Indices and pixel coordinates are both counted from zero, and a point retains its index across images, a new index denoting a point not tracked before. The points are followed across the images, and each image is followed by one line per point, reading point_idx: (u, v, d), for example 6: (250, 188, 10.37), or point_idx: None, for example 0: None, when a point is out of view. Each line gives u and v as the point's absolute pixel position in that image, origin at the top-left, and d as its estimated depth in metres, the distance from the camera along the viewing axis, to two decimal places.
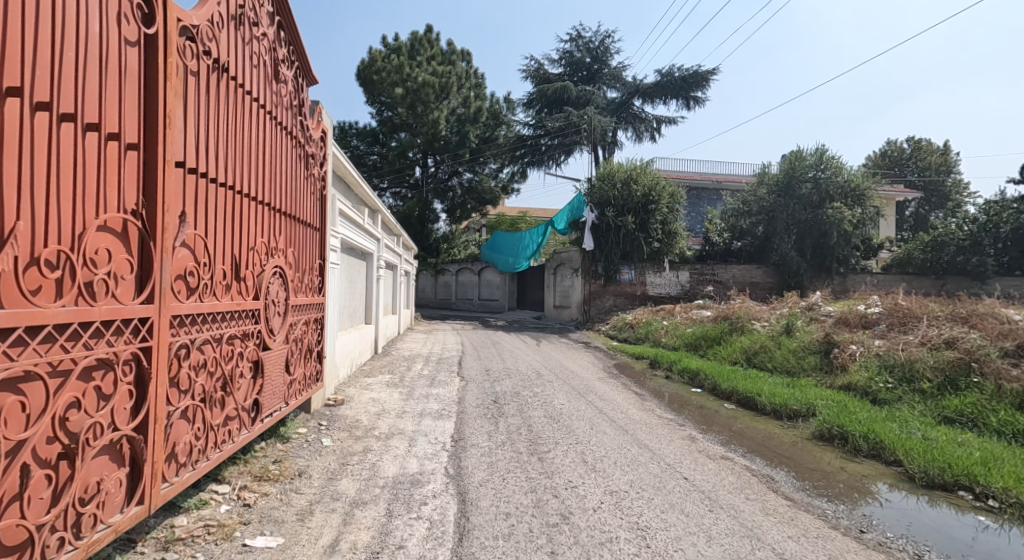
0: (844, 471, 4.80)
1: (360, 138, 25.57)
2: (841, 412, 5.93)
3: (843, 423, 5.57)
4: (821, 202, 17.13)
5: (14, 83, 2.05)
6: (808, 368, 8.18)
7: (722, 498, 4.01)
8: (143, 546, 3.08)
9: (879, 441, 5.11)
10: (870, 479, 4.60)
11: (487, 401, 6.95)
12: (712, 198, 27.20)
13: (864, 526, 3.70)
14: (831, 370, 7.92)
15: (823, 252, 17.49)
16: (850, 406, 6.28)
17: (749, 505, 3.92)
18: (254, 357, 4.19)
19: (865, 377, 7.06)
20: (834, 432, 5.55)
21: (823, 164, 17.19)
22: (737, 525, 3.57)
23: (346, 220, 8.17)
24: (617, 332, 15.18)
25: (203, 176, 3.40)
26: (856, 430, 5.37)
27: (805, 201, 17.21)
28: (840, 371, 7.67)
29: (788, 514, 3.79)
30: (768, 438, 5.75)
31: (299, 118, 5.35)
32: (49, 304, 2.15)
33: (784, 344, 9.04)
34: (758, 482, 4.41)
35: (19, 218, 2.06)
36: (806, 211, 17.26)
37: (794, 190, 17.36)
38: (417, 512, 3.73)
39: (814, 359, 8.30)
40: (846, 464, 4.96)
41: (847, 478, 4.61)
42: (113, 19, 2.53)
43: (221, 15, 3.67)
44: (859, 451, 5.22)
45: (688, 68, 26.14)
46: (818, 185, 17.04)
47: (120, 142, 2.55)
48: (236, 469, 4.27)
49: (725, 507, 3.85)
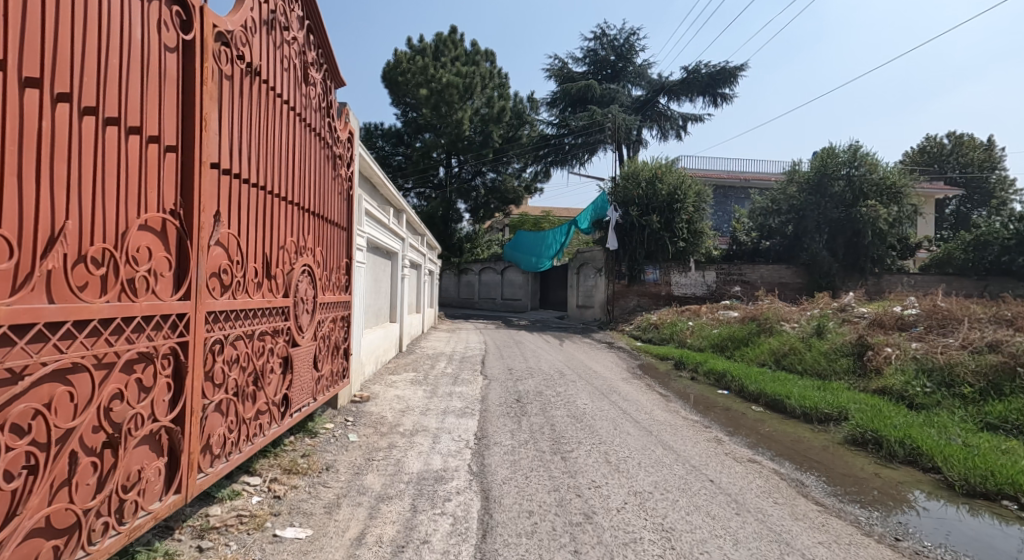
0: (878, 477, 4.73)
1: (385, 139, 25.92)
2: (875, 416, 5.84)
3: (877, 428, 5.50)
4: (854, 200, 16.81)
5: (65, 89, 2.14)
6: (840, 371, 8.05)
7: (750, 502, 3.99)
8: (180, 533, 3.20)
9: (916, 447, 5.02)
10: (906, 487, 4.53)
11: (510, 400, 7.00)
12: (740, 197, 26.86)
13: (899, 534, 3.65)
14: (865, 374, 7.78)
15: (856, 252, 17.14)
16: (884, 410, 6.18)
17: (777, 509, 3.90)
18: (284, 353, 4.31)
19: (901, 381, 6.93)
20: (868, 436, 5.48)
21: (857, 161, 16.85)
22: (764, 529, 3.55)
23: (372, 220, 8.32)
24: (641, 332, 15.12)
25: (236, 176, 3.51)
26: (891, 435, 5.29)
27: (837, 199, 16.90)
28: (874, 375, 7.55)
29: (818, 520, 3.76)
30: (797, 441, 5.70)
31: (327, 119, 5.46)
32: (94, 300, 2.23)
33: (816, 346, 8.91)
34: (787, 486, 4.38)
35: (68, 218, 2.15)
36: (838, 210, 16.93)
37: (825, 188, 17.04)
38: (442, 508, 3.79)
39: (847, 362, 8.16)
40: (880, 470, 4.89)
41: (881, 485, 4.54)
42: (153, 27, 2.64)
43: (254, 20, 3.78)
44: (894, 456, 5.14)
45: (715, 65, 25.88)
46: (852, 182, 16.74)
47: (159, 145, 2.66)
48: (267, 462, 4.40)
49: (753, 511, 3.83)
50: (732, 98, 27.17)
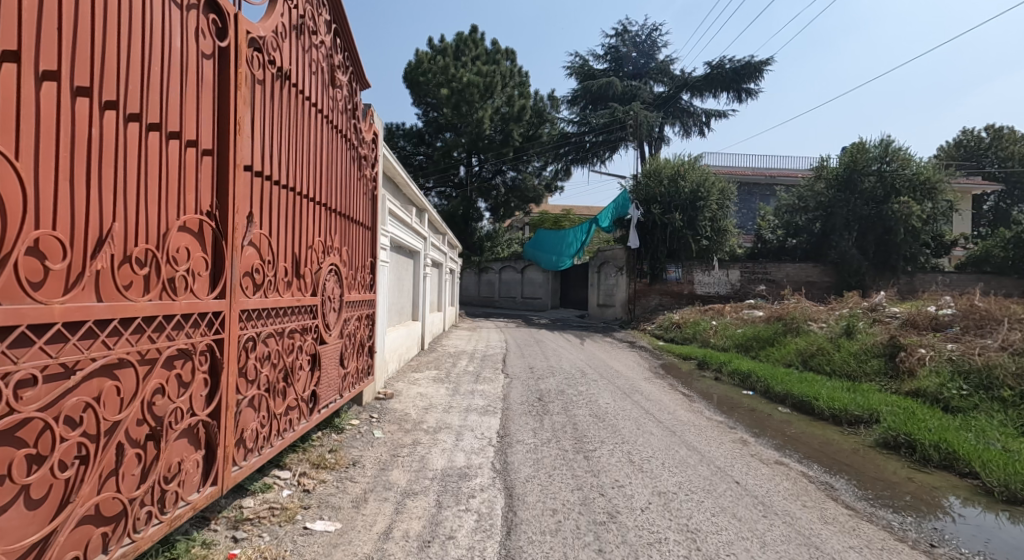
0: (912, 482, 4.67)
1: (406, 139, 26.13)
2: (908, 419, 5.74)
3: (910, 431, 5.41)
4: (885, 197, 16.50)
5: (112, 97, 2.23)
6: (871, 372, 7.94)
7: (777, 504, 3.98)
8: (216, 523, 3.32)
9: (952, 452, 4.95)
10: (941, 492, 4.46)
11: (532, 399, 7.05)
12: (765, 193, 26.48)
13: (934, 540, 3.61)
14: (897, 375, 7.67)
15: (887, 250, 16.79)
16: (918, 413, 6.05)
17: (806, 513, 3.88)
18: (313, 350, 4.42)
19: (936, 383, 6.82)
20: (900, 440, 5.40)
21: (888, 156, 16.56)
22: (793, 532, 3.55)
23: (395, 219, 8.42)
24: (663, 332, 15.00)
25: (268, 178, 3.61)
26: (925, 439, 5.21)
27: (867, 195, 16.61)
28: (907, 377, 7.43)
29: (849, 524, 3.73)
30: (826, 444, 5.64)
31: (353, 121, 5.56)
32: (139, 298, 2.32)
33: (845, 346, 8.79)
34: (817, 489, 4.35)
35: (115, 220, 2.24)
36: (868, 207, 16.64)
37: (855, 184, 16.76)
38: (466, 504, 3.85)
39: (877, 363, 8.05)
40: (913, 475, 4.82)
41: (915, 490, 4.47)
42: (191, 36, 2.73)
43: (285, 25, 3.88)
44: (929, 461, 5.06)
45: (739, 60, 25.58)
46: (883, 178, 16.43)
47: (196, 149, 2.76)
48: (296, 456, 4.51)
49: (780, 514, 3.82)
50: (757, 93, 26.81)
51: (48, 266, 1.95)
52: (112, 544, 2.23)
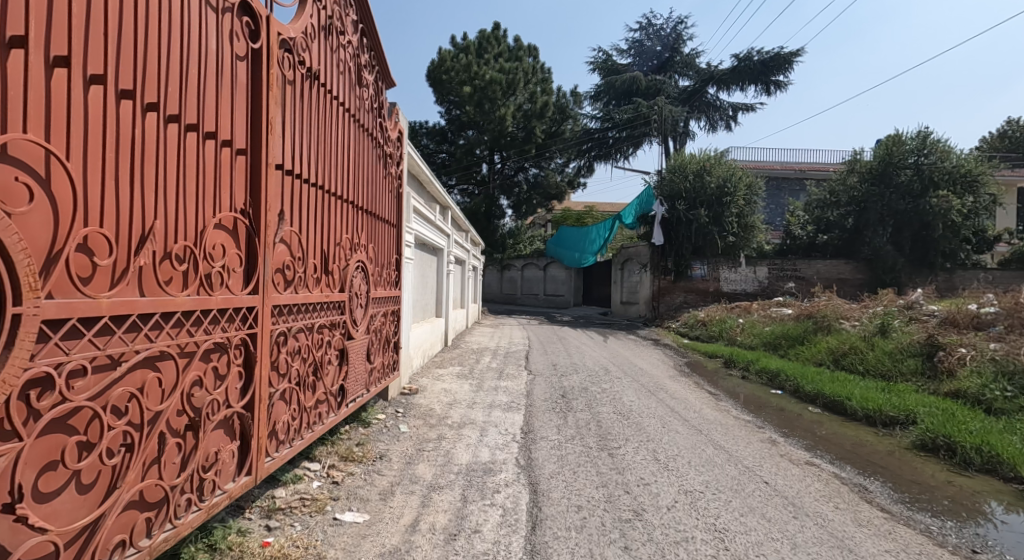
0: (951, 486, 4.58)
1: (429, 138, 26.40)
2: (947, 421, 5.62)
3: (950, 433, 5.31)
4: (923, 190, 16.01)
5: (153, 99, 2.31)
6: (907, 372, 7.77)
7: (808, 505, 3.95)
8: (250, 512, 3.42)
9: (995, 455, 4.84)
10: (983, 497, 4.36)
11: (555, 396, 7.07)
12: (794, 188, 26.04)
13: (976, 546, 3.54)
14: (935, 375, 7.50)
15: (924, 247, 16.37)
16: (957, 414, 5.92)
17: (839, 515, 3.83)
18: (341, 345, 4.50)
19: (977, 384, 6.65)
20: (939, 442, 5.31)
21: (926, 149, 16.17)
22: (825, 534, 3.52)
23: (420, 216, 8.52)
24: (688, 330, 14.90)
25: (298, 177, 3.69)
26: (966, 442, 5.10)
27: (904, 189, 16.13)
28: (946, 378, 7.26)
29: (884, 527, 3.68)
30: (861, 445, 5.56)
31: (379, 119, 5.63)
32: (178, 294, 2.41)
33: (879, 346, 8.62)
34: (849, 491, 4.30)
35: (156, 218, 2.32)
36: (904, 201, 16.18)
37: (890, 178, 16.33)
38: (491, 499, 3.90)
39: (914, 363, 7.87)
40: (953, 478, 4.73)
41: (954, 494, 4.39)
42: (226, 38, 2.81)
43: (314, 26, 3.96)
44: (970, 464, 4.96)
45: (768, 52, 25.07)
46: (920, 171, 15.97)
47: (231, 149, 2.84)
48: (325, 449, 4.61)
49: (812, 515, 3.79)
50: (786, 86, 26.33)
51: (96, 262, 2.03)
52: (155, 529, 2.33)
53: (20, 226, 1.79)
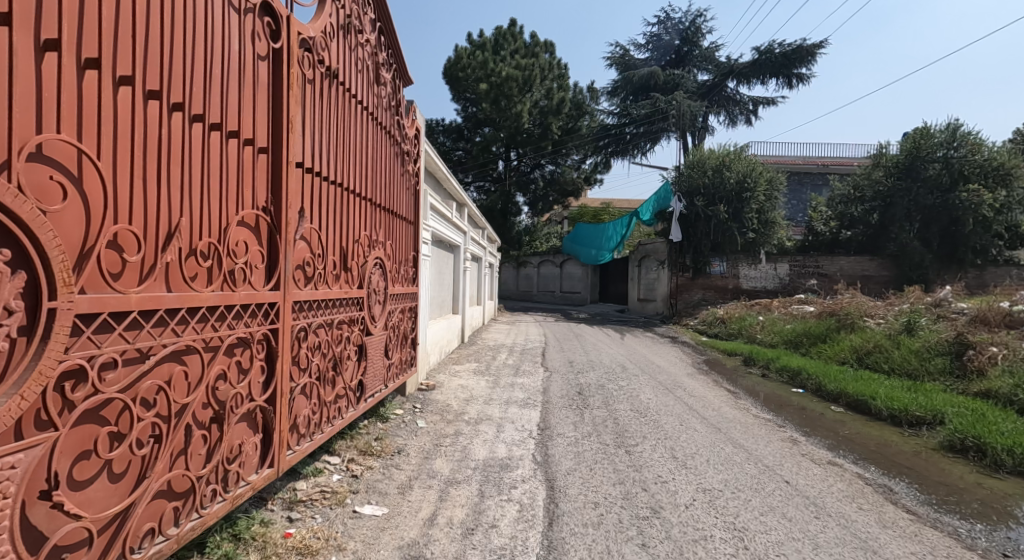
0: (981, 488, 4.51)
1: (446, 135, 26.57)
2: (977, 421, 5.53)
3: (980, 434, 5.22)
4: (952, 184, 15.60)
5: (179, 99, 2.37)
6: (935, 371, 7.65)
7: (830, 505, 3.92)
8: (272, 504, 3.49)
9: None
10: (1014, 500, 4.28)
11: (572, 393, 7.07)
12: (817, 183, 25.69)
13: (1007, 550, 3.49)
14: (964, 375, 7.37)
15: (953, 242, 16.05)
16: (987, 415, 5.81)
17: (863, 516, 3.79)
18: (359, 341, 4.56)
19: (1008, 384, 6.51)
20: (969, 443, 5.22)
21: (956, 142, 15.62)
22: (848, 535, 3.49)
23: (437, 213, 8.57)
24: (707, 327, 14.78)
25: (318, 174, 3.74)
26: (997, 443, 5.00)
27: (932, 183, 15.69)
28: (975, 377, 7.14)
29: (910, 529, 3.64)
30: (885, 445, 5.50)
31: (396, 117, 5.67)
32: (203, 289, 2.47)
33: (905, 345, 8.49)
34: (874, 492, 4.25)
35: (183, 215, 2.38)
36: (932, 196, 15.82)
37: (918, 172, 15.88)
38: (508, 495, 3.93)
39: (942, 362, 7.74)
40: (983, 481, 4.65)
41: (984, 497, 4.31)
42: (248, 39, 2.86)
43: (333, 25, 4.00)
44: (1001, 466, 4.87)
45: (790, 44, 24.69)
46: (949, 164, 15.49)
47: (253, 147, 2.89)
48: (345, 443, 4.68)
49: (834, 515, 3.76)
50: (809, 78, 25.95)
51: (125, 258, 2.08)
52: (182, 518, 2.40)
53: (54, 223, 1.85)
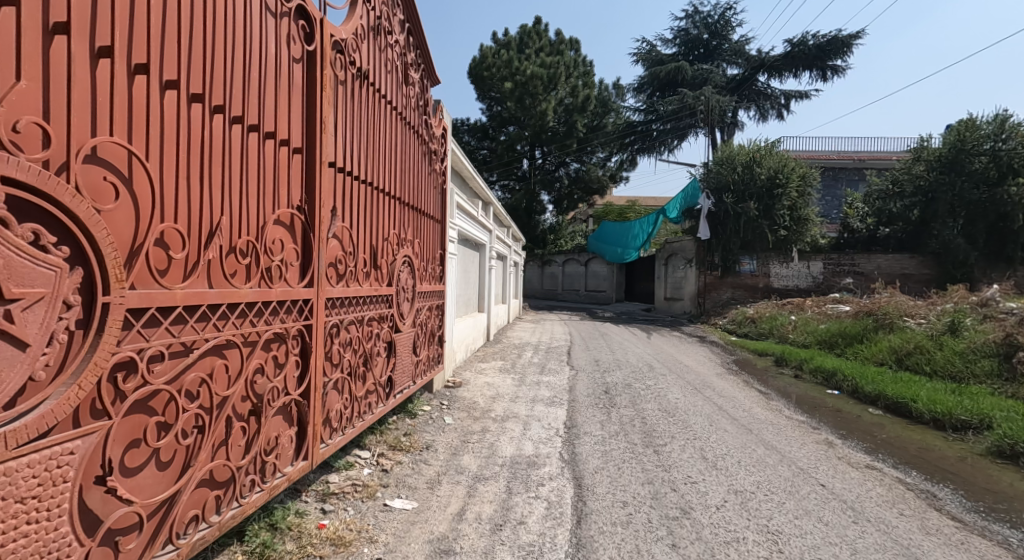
0: None
1: (471, 134, 26.78)
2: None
3: None
4: (1000, 178, 14.96)
5: (220, 102, 2.45)
6: (981, 374, 7.43)
7: (869, 510, 3.85)
8: (306, 495, 3.58)
9: None
10: None
11: (599, 392, 7.06)
12: (853, 178, 25.10)
13: None
14: (1013, 378, 7.14)
15: (1001, 239, 15.41)
16: None
17: (904, 522, 3.72)
18: (389, 338, 4.64)
19: None
20: (1019, 450, 5.06)
21: (1005, 133, 14.90)
22: (888, 541, 3.43)
23: (463, 212, 8.66)
24: (736, 327, 14.57)
25: (349, 174, 3.81)
26: None
27: (978, 177, 15.11)
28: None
29: (955, 537, 3.56)
30: (927, 450, 5.37)
31: (424, 116, 5.74)
32: (242, 286, 2.55)
33: (948, 346, 8.28)
34: (916, 498, 4.16)
35: (224, 214, 2.46)
36: (978, 190, 15.14)
37: (962, 165, 15.26)
38: (536, 492, 3.95)
39: (989, 364, 7.53)
40: None
41: None
42: (284, 42, 2.94)
43: (363, 27, 4.07)
44: None
45: (824, 36, 24.16)
46: (997, 157, 14.88)
47: (289, 148, 2.97)
48: (374, 438, 4.76)
49: (873, 520, 3.70)
50: (844, 70, 25.38)
51: (171, 255, 2.16)
52: (224, 506, 2.49)
53: (108, 222, 1.93)
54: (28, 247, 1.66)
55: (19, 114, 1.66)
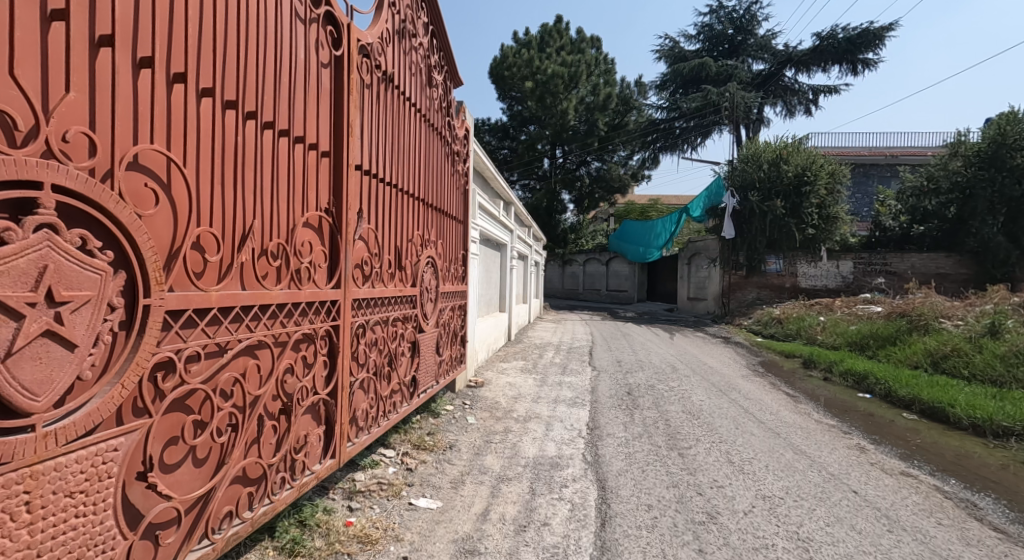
0: None
1: (492, 134, 26.93)
2: None
3: None
4: None
5: (253, 108, 2.52)
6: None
7: (904, 519, 3.78)
8: (333, 493, 3.64)
9: None
10: None
11: (621, 393, 7.04)
12: (884, 174, 24.61)
13: None
14: None
15: None
16: None
17: (942, 532, 3.65)
18: (413, 338, 4.69)
19: None
20: None
21: None
22: (924, 551, 3.37)
23: (485, 212, 8.73)
24: (762, 328, 14.36)
25: (375, 176, 3.86)
26: None
27: (1019, 173, 14.61)
28: None
29: (998, 549, 3.47)
30: (966, 457, 5.24)
31: (447, 117, 5.78)
32: (273, 288, 2.61)
33: (988, 349, 8.07)
34: (955, 507, 4.07)
35: (256, 218, 2.52)
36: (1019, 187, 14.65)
37: (1002, 161, 14.82)
38: (559, 493, 3.97)
39: None
40: None
41: None
42: (312, 48, 2.99)
43: (389, 31, 4.13)
44: None
45: (855, 29, 23.65)
46: None
47: (317, 152, 3.03)
48: (399, 437, 4.82)
49: (909, 530, 3.63)
50: (875, 64, 24.82)
51: (207, 258, 2.23)
52: (256, 503, 2.56)
53: (148, 226, 1.99)
54: (76, 251, 1.72)
55: (68, 124, 1.73)
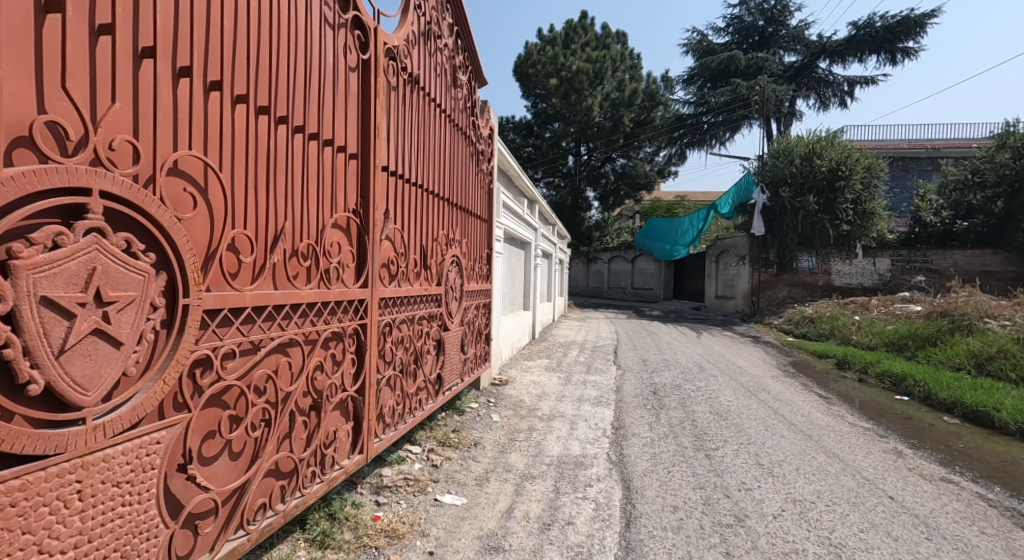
0: None
1: (516, 131, 26.96)
2: None
3: None
4: None
5: (284, 112, 2.59)
6: None
7: (945, 527, 3.71)
8: (362, 487, 3.73)
9: None
10: None
11: (646, 392, 7.01)
12: (925, 168, 23.92)
13: None
14: None
15: None
16: None
17: (985, 541, 3.57)
18: (438, 336, 4.75)
19: None
20: None
21: None
22: None
23: (509, 211, 8.77)
24: (794, 327, 14.12)
25: (400, 177, 3.92)
26: None
27: None
28: None
29: None
30: (1011, 463, 5.11)
31: (471, 117, 5.82)
32: (304, 287, 2.68)
33: None
34: (998, 515, 3.98)
35: (287, 219, 2.60)
36: None
37: None
38: (584, 493, 3.99)
39: None
40: None
41: None
42: (340, 52, 3.06)
43: (415, 33, 4.19)
44: None
45: (894, 17, 23.05)
46: None
47: (345, 154, 3.10)
48: (425, 433, 4.90)
49: (949, 538, 3.56)
50: (916, 53, 24.14)
51: (241, 259, 2.31)
52: (288, 496, 2.65)
53: (187, 229, 2.08)
54: (121, 254, 1.80)
55: (114, 133, 1.81)
